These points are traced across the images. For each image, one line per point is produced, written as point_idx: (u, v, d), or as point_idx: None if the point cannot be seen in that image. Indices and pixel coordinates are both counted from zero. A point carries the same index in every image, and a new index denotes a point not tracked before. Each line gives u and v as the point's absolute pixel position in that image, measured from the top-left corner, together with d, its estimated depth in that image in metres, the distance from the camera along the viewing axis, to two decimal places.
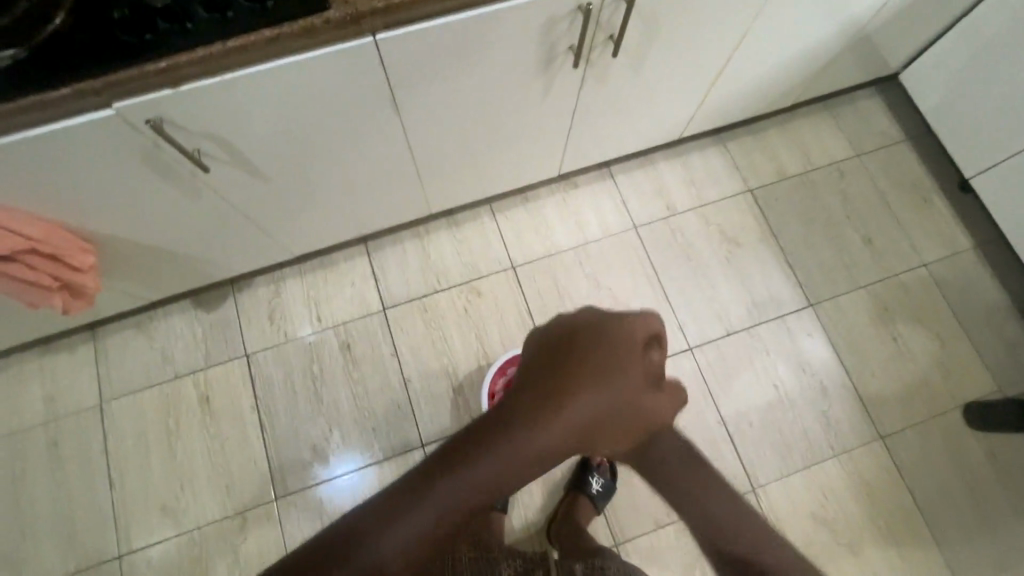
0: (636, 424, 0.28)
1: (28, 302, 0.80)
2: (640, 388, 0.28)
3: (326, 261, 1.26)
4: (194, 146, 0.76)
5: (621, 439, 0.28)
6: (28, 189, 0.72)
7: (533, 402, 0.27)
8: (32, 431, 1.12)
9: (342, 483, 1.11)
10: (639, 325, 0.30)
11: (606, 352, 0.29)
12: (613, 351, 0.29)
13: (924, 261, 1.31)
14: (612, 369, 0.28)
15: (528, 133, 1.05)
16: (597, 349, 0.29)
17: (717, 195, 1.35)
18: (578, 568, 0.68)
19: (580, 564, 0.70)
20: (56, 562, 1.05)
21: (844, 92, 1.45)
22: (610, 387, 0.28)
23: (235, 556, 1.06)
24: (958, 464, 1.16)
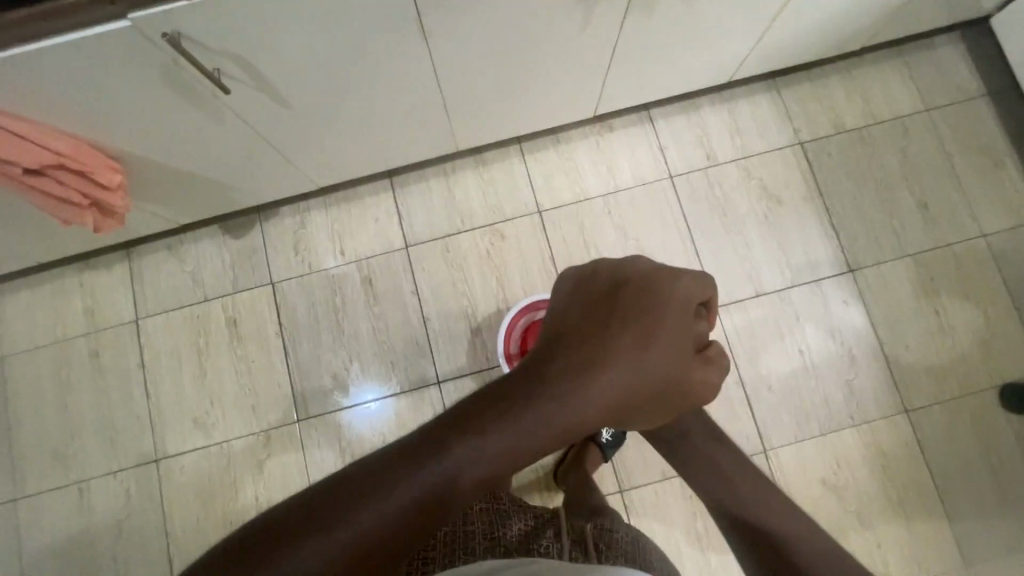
0: (681, 370, 0.42)
1: (61, 218, 0.83)
2: (662, 359, 0.41)
3: (350, 194, 1.24)
4: (214, 65, 0.73)
5: (666, 379, 0.41)
6: (54, 101, 0.72)
7: (612, 333, 0.41)
8: (76, 340, 1.19)
9: (362, 411, 1.15)
10: (664, 303, 0.42)
11: (632, 328, 0.41)
12: (637, 328, 0.41)
13: (982, 232, 1.21)
14: (637, 346, 0.40)
15: (564, 66, 0.98)
16: (625, 326, 0.41)
17: (763, 146, 1.26)
18: (587, 529, 0.70)
19: (589, 525, 0.72)
20: (100, 459, 1.14)
21: (921, 36, 1.30)
22: (633, 362, 0.40)
23: (260, 469, 1.13)
24: (985, 445, 1.12)
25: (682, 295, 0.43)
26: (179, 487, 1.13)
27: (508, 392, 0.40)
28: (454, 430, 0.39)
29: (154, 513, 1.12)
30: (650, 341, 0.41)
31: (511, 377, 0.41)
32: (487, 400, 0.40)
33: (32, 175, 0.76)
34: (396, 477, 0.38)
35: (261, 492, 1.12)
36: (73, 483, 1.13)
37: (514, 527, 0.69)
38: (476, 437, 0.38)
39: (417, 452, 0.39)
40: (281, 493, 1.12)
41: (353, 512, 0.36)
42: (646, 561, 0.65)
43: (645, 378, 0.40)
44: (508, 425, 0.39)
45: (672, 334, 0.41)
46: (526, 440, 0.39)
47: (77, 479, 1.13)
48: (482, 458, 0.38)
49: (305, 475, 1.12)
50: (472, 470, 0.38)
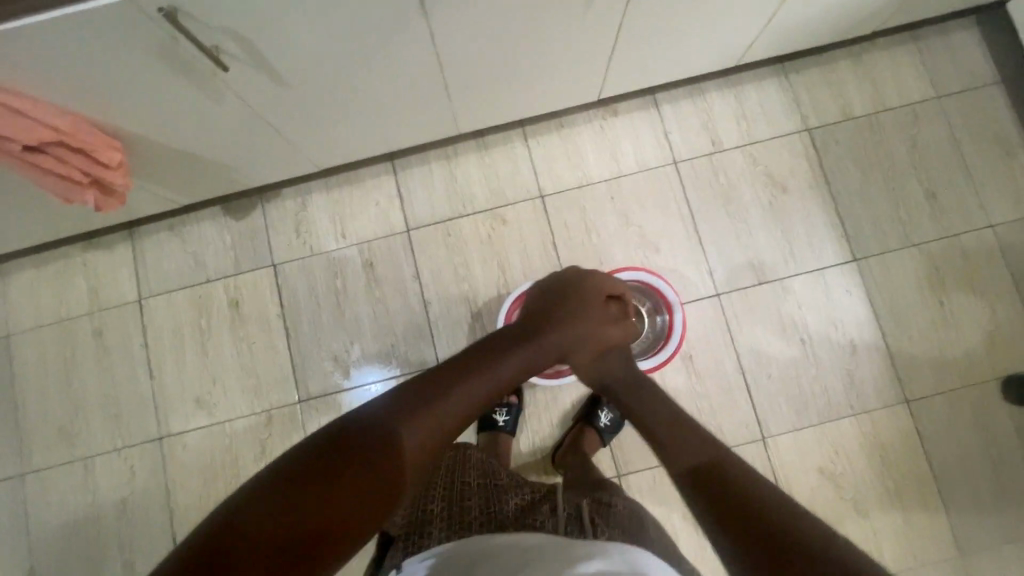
0: (601, 330, 0.68)
1: (64, 197, 0.84)
2: (579, 327, 0.66)
3: (352, 177, 1.24)
4: (212, 42, 0.73)
5: (585, 336, 0.66)
6: (52, 77, 0.71)
7: (552, 312, 0.66)
8: (80, 320, 1.20)
9: (364, 392, 1.16)
10: (580, 291, 0.70)
11: (563, 307, 0.67)
12: (566, 305, 0.67)
13: (990, 222, 1.19)
14: (565, 319, 0.66)
15: (566, 49, 0.97)
16: (558, 306, 0.67)
17: (769, 132, 1.24)
18: (584, 504, 0.70)
19: (587, 500, 0.71)
20: (104, 437, 1.16)
21: (934, 21, 1.27)
22: (563, 329, 0.65)
23: (262, 448, 1.14)
24: (985, 435, 1.12)
25: (591, 287, 0.71)
26: (182, 464, 1.14)
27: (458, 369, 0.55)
28: (418, 398, 0.51)
29: (157, 490, 1.13)
30: (574, 315, 0.66)
31: (466, 352, 0.58)
32: (451, 369, 0.55)
33: (34, 152, 0.77)
34: (374, 439, 0.47)
35: (263, 471, 1.14)
36: (78, 460, 1.15)
37: (510, 502, 0.70)
38: (447, 396, 0.52)
39: (387, 418, 0.49)
40: None
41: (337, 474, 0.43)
42: (642, 537, 0.64)
43: (576, 337, 0.65)
44: (467, 386, 0.54)
45: (592, 311, 0.68)
46: (473, 397, 0.54)
47: (82, 456, 1.15)
48: (439, 418, 0.51)
49: None
50: (430, 432, 0.50)
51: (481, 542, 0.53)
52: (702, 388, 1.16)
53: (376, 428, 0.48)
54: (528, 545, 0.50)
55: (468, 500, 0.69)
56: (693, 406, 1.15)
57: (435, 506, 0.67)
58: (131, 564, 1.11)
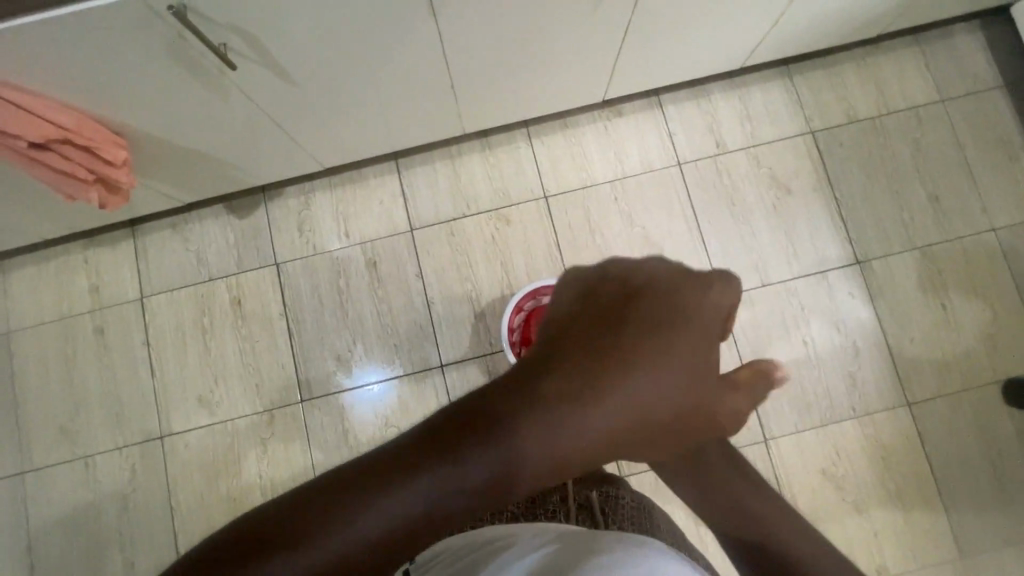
0: (682, 372, 0.47)
1: (68, 194, 0.83)
2: (661, 377, 0.44)
3: (356, 176, 1.24)
4: (220, 40, 0.72)
5: (664, 394, 0.44)
6: (58, 73, 0.71)
7: (614, 358, 0.42)
8: (81, 317, 1.19)
9: (366, 391, 1.16)
10: (658, 315, 0.47)
11: (635, 344, 0.44)
12: (639, 344, 0.44)
13: (993, 226, 1.20)
14: (639, 364, 0.43)
15: (573, 49, 0.97)
16: (629, 344, 0.44)
17: (773, 134, 1.25)
18: (592, 496, 0.69)
19: (595, 491, 0.71)
20: (105, 436, 1.15)
21: (939, 25, 1.27)
22: (635, 382, 0.42)
23: (264, 447, 1.14)
24: (986, 438, 1.12)
25: (676, 302, 0.49)
26: (183, 463, 1.14)
27: (498, 420, 0.37)
28: (463, 436, 0.36)
29: (158, 489, 1.13)
30: (651, 362, 0.43)
31: (494, 405, 0.38)
32: (507, 407, 0.38)
33: (38, 149, 0.76)
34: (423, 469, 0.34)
35: (264, 470, 1.13)
36: (79, 458, 1.15)
37: (516, 491, 0.69)
38: (508, 439, 0.37)
39: (424, 453, 0.35)
40: (284, 471, 1.13)
41: (367, 511, 0.32)
42: (652, 521, 0.68)
43: (651, 394, 0.43)
44: (510, 444, 0.37)
45: (673, 342, 0.46)
46: (526, 459, 0.37)
47: (82, 454, 1.15)
48: (490, 468, 0.36)
49: (308, 455, 1.14)
50: (479, 480, 0.36)
51: (500, 529, 0.56)
52: None
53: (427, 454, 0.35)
54: (545, 534, 0.51)
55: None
56: None
57: None
58: (132, 563, 1.10)
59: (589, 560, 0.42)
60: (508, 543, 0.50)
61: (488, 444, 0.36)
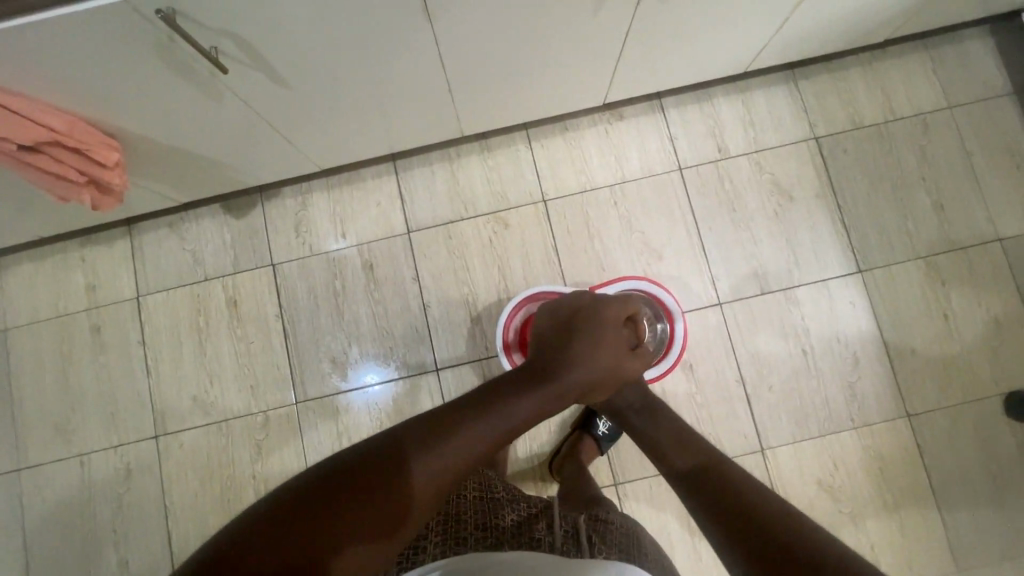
0: (621, 360, 0.69)
1: (59, 196, 0.83)
2: (606, 357, 0.66)
3: (353, 177, 1.23)
4: (211, 43, 0.71)
5: (611, 366, 0.66)
6: (48, 76, 0.70)
7: (577, 343, 0.66)
8: (78, 316, 1.19)
9: (361, 395, 1.15)
10: (602, 317, 0.71)
11: (587, 336, 0.67)
12: (589, 334, 0.67)
13: (998, 236, 1.18)
14: (590, 349, 0.66)
15: (573, 52, 0.95)
16: (583, 337, 0.67)
17: (776, 140, 1.23)
18: (582, 522, 0.69)
19: (584, 516, 0.72)
20: (100, 434, 1.15)
21: (947, 30, 1.25)
22: (590, 361, 0.64)
23: (258, 448, 1.14)
24: (986, 451, 1.11)
25: (614, 310, 0.72)
26: (177, 463, 1.14)
27: (487, 401, 0.54)
28: (455, 417, 0.51)
29: (152, 489, 1.13)
30: (598, 345, 0.67)
31: (486, 391, 0.55)
32: (466, 404, 0.53)
33: (29, 151, 0.76)
34: (381, 471, 0.45)
35: (258, 471, 1.13)
36: (74, 456, 1.15)
37: (508, 517, 0.70)
38: (473, 424, 0.51)
39: (421, 438, 0.48)
40: (278, 473, 1.13)
41: (331, 513, 0.41)
42: (640, 555, 0.64)
43: (602, 365, 0.65)
44: (495, 414, 0.53)
45: (614, 338, 0.69)
46: (508, 422, 0.54)
47: (77, 452, 1.15)
48: (478, 435, 0.51)
49: (302, 458, 1.13)
50: (471, 448, 0.50)
51: (482, 560, 0.53)
52: (701, 397, 1.15)
53: (388, 459, 0.46)
54: (531, 559, 0.51)
55: (465, 515, 0.68)
56: (691, 416, 1.14)
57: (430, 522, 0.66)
58: (126, 562, 1.11)
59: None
60: (485, 561, 0.52)
61: (479, 416, 0.52)
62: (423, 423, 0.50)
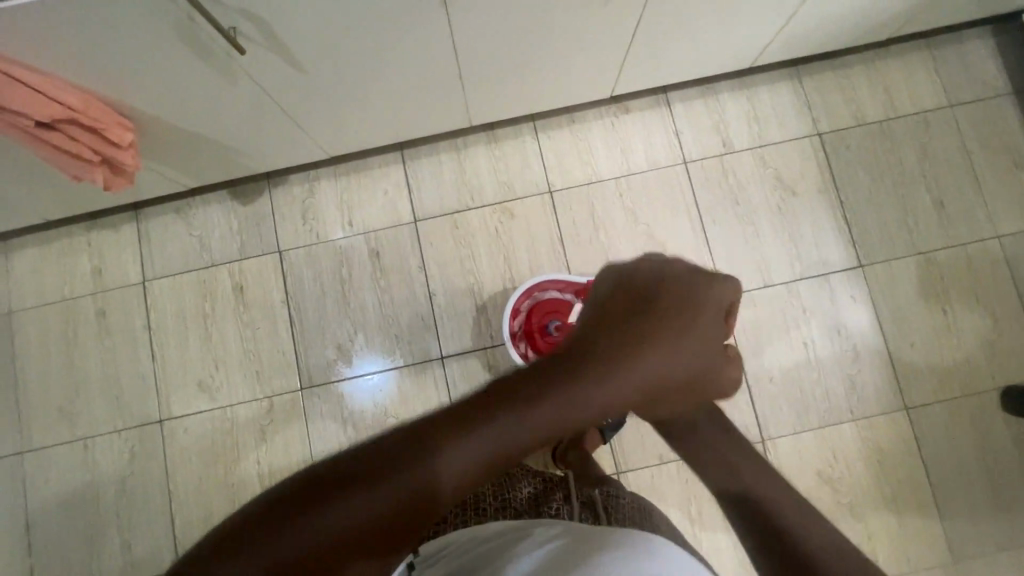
0: (701, 358, 0.54)
1: (73, 174, 0.84)
2: (681, 354, 0.52)
3: (361, 165, 1.23)
4: (229, 23, 0.72)
5: (684, 364, 0.52)
6: (67, 53, 0.71)
7: (638, 327, 0.51)
8: (83, 300, 1.19)
9: (365, 382, 1.16)
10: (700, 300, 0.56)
11: (672, 322, 0.52)
12: (677, 321, 0.53)
13: (997, 233, 1.20)
14: (671, 336, 0.52)
15: (583, 43, 0.96)
16: (663, 324, 0.52)
17: (781, 135, 1.24)
18: (596, 494, 0.72)
19: (597, 491, 0.74)
20: (105, 418, 1.16)
21: (949, 30, 1.26)
22: (660, 352, 0.50)
23: (263, 434, 1.14)
24: (983, 445, 1.12)
25: (717, 295, 0.57)
26: (182, 448, 1.14)
27: (533, 389, 0.44)
28: (499, 402, 0.43)
29: (156, 473, 1.13)
30: (678, 338, 0.52)
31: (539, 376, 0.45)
32: (510, 390, 0.44)
33: (45, 128, 0.77)
34: (388, 472, 0.38)
35: (262, 457, 1.14)
36: (78, 440, 1.15)
37: (523, 490, 0.72)
38: (516, 415, 0.42)
39: (454, 423, 0.41)
40: (282, 459, 1.13)
41: (354, 498, 0.36)
42: (653, 524, 0.66)
43: (667, 358, 0.50)
44: (542, 407, 0.43)
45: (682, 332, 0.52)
46: (561, 418, 0.44)
47: (81, 436, 1.15)
48: (516, 429, 0.42)
49: (307, 444, 1.14)
50: (505, 443, 0.42)
51: (503, 525, 0.55)
52: None
53: (415, 444, 0.39)
54: (551, 527, 0.52)
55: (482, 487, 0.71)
56: None
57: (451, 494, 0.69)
58: (129, 545, 1.11)
59: (587, 560, 0.42)
60: (509, 535, 0.52)
61: (525, 407, 0.43)
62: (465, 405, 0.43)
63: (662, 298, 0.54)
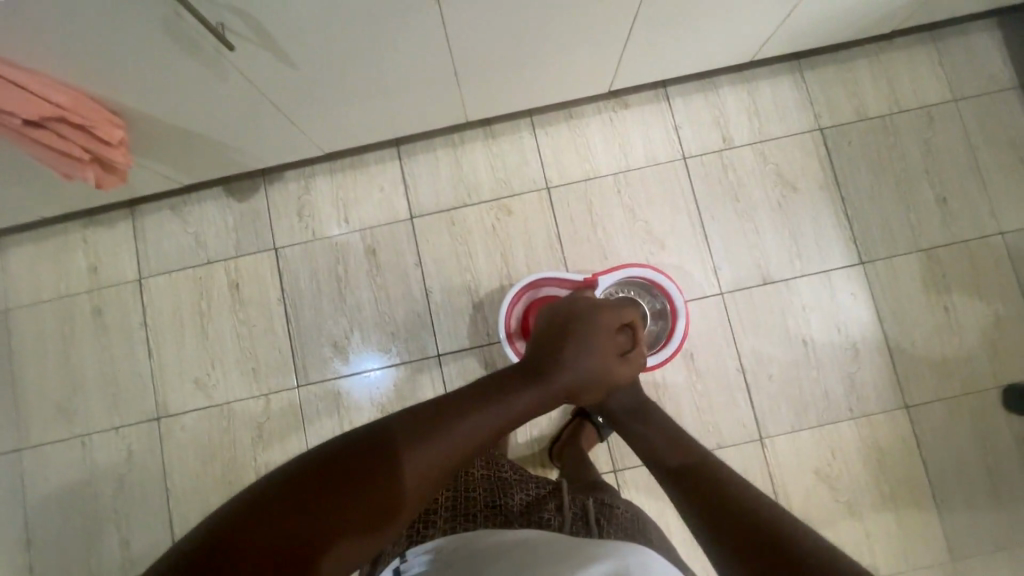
0: (613, 364, 0.65)
1: (64, 173, 0.83)
2: (595, 363, 0.62)
3: (356, 161, 1.22)
4: (217, 19, 0.71)
5: (600, 371, 0.63)
6: (54, 51, 0.70)
7: (559, 344, 0.61)
8: (80, 296, 1.19)
9: (362, 379, 1.16)
10: (604, 317, 0.67)
11: (583, 336, 0.63)
12: (585, 335, 0.63)
13: (1000, 230, 1.18)
14: (584, 348, 0.62)
15: (579, 38, 0.95)
16: (575, 339, 0.63)
17: (782, 130, 1.23)
18: (589, 504, 0.70)
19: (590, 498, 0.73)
20: (102, 415, 1.16)
21: (955, 22, 1.24)
22: (576, 364, 0.60)
23: (259, 431, 1.14)
24: (983, 443, 1.11)
25: (618, 314, 0.68)
26: (179, 445, 1.14)
27: (466, 402, 0.51)
28: (436, 414, 0.49)
29: (154, 470, 1.14)
30: (589, 347, 0.62)
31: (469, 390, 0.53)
32: (461, 397, 0.52)
33: (34, 128, 0.76)
34: (354, 473, 0.43)
35: (259, 455, 1.14)
36: (76, 437, 1.15)
37: (516, 497, 0.71)
38: (451, 425, 0.49)
39: (400, 437, 0.46)
40: (279, 457, 1.13)
41: (320, 502, 0.40)
42: (646, 538, 0.65)
43: (586, 370, 0.61)
44: (475, 416, 0.50)
45: (604, 342, 0.64)
46: (491, 423, 0.51)
47: (79, 433, 1.15)
48: (451, 437, 0.48)
49: (303, 443, 1.14)
50: (443, 451, 0.48)
51: (494, 539, 0.53)
52: (702, 386, 1.15)
53: (368, 454, 0.44)
54: (538, 538, 0.51)
55: (473, 492, 0.70)
56: (691, 404, 1.15)
57: (441, 499, 0.68)
58: (128, 541, 1.12)
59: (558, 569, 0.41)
60: (500, 543, 0.51)
61: (459, 418, 0.49)
62: (409, 419, 0.48)
63: (581, 313, 0.67)
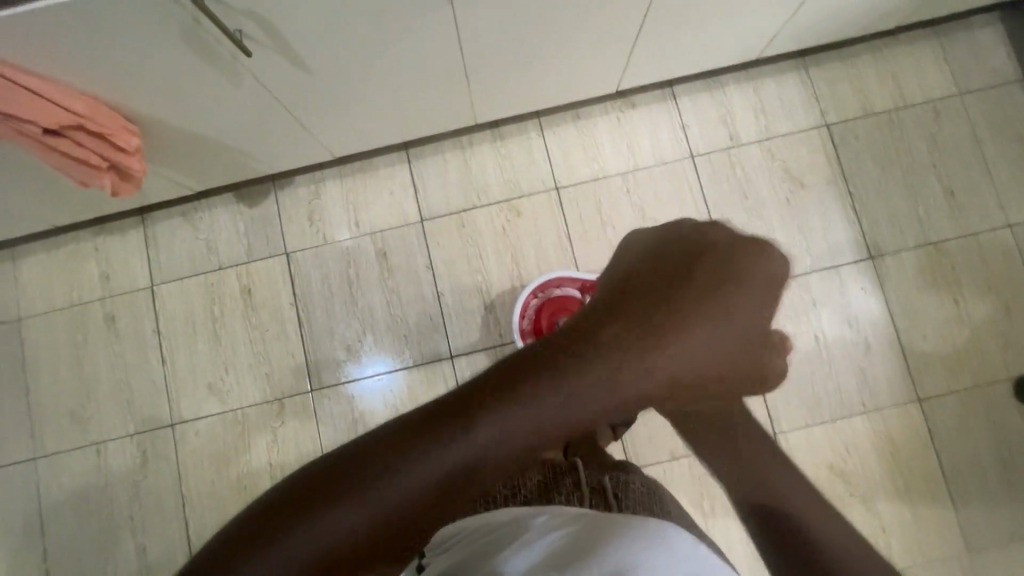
0: (694, 347, 0.58)
1: (81, 180, 0.84)
2: (675, 343, 0.57)
3: (365, 166, 1.23)
4: (235, 26, 0.71)
5: (673, 358, 0.56)
6: (72, 60, 0.71)
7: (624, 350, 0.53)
8: (92, 304, 1.20)
9: (374, 381, 1.16)
10: (686, 294, 0.60)
11: (659, 317, 0.57)
12: (663, 316, 0.57)
13: (1008, 222, 1.18)
14: (662, 327, 0.57)
15: (588, 39, 0.96)
16: (652, 320, 0.56)
17: (788, 127, 1.23)
18: (606, 481, 0.71)
19: (606, 475, 0.73)
20: (116, 422, 1.16)
21: (958, 17, 1.25)
22: (649, 348, 0.54)
23: (273, 435, 1.14)
24: (996, 434, 1.12)
25: (701, 280, 0.63)
26: (193, 451, 1.15)
27: (537, 387, 0.47)
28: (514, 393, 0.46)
29: (169, 476, 1.14)
30: (664, 335, 0.56)
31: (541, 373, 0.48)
32: (538, 373, 0.48)
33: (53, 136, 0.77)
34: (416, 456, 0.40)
35: (273, 458, 1.14)
36: (90, 444, 1.15)
37: (531, 477, 0.69)
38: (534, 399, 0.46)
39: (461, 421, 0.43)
40: (294, 460, 1.13)
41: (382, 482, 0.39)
42: (664, 510, 0.66)
43: (654, 359, 0.54)
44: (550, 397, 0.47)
45: (685, 327, 0.58)
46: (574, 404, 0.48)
47: (94, 441, 1.15)
48: (525, 414, 0.45)
49: (317, 446, 1.14)
50: (516, 438, 0.44)
51: (514, 515, 0.54)
52: None
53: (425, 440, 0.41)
54: (558, 517, 0.51)
55: None
56: None
57: None
58: (144, 547, 1.12)
59: (586, 563, 0.40)
60: (523, 519, 0.52)
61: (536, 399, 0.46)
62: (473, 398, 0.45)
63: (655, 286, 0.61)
